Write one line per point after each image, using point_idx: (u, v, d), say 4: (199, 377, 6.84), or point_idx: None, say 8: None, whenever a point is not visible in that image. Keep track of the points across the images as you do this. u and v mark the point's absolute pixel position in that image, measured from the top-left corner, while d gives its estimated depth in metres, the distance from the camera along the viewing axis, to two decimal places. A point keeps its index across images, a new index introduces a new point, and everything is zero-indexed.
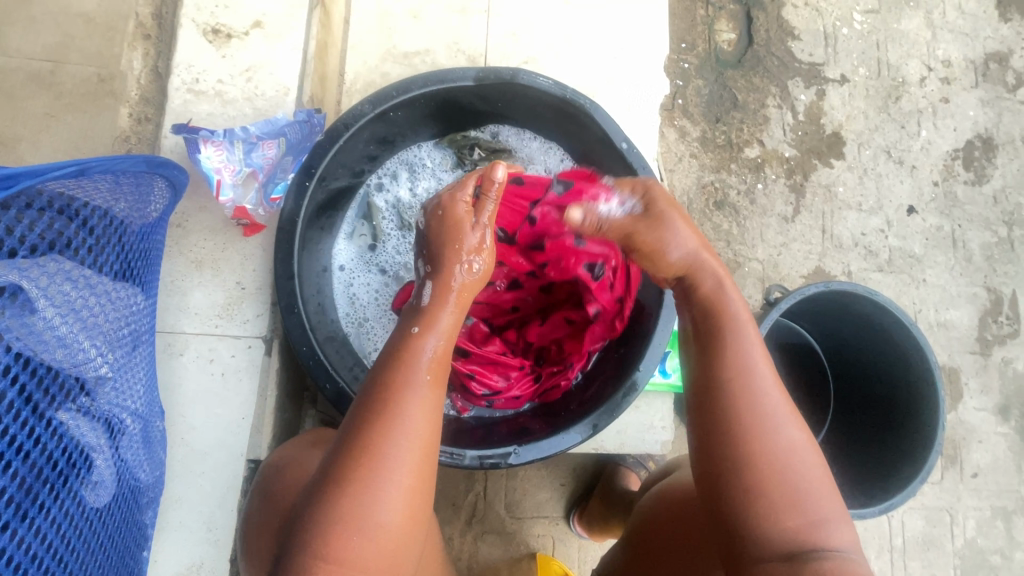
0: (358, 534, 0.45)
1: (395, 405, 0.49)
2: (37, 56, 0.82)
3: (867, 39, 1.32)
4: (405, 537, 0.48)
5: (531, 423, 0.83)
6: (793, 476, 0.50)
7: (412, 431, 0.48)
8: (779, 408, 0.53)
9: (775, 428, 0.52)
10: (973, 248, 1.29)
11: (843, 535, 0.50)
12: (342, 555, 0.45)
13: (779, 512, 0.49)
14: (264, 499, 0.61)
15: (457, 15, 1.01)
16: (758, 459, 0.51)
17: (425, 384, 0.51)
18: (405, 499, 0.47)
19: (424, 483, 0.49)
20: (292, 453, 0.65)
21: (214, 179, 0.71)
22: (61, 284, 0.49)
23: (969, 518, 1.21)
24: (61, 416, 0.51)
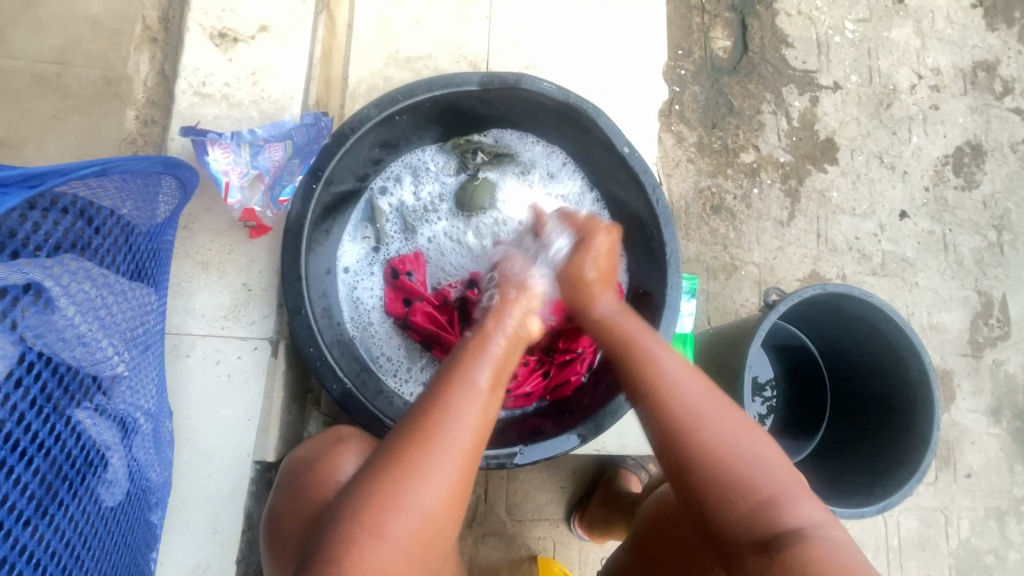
0: (402, 514, 0.49)
1: (453, 404, 0.53)
2: (44, 58, 0.82)
3: (859, 47, 1.34)
4: (440, 524, 0.51)
5: (541, 423, 0.85)
6: (731, 457, 0.56)
7: (463, 435, 0.52)
8: (701, 406, 0.58)
9: (703, 421, 0.57)
10: (964, 252, 1.32)
11: (806, 510, 0.54)
12: (379, 533, 0.48)
13: (735, 498, 0.54)
14: (295, 493, 0.61)
15: (458, 21, 1.02)
16: (707, 455, 0.56)
17: (484, 390, 0.55)
18: (447, 490, 0.51)
19: (466, 482, 0.52)
20: (316, 448, 0.65)
21: (222, 181, 0.71)
22: (82, 283, 0.50)
23: (963, 518, 1.23)
24: (80, 414, 0.52)
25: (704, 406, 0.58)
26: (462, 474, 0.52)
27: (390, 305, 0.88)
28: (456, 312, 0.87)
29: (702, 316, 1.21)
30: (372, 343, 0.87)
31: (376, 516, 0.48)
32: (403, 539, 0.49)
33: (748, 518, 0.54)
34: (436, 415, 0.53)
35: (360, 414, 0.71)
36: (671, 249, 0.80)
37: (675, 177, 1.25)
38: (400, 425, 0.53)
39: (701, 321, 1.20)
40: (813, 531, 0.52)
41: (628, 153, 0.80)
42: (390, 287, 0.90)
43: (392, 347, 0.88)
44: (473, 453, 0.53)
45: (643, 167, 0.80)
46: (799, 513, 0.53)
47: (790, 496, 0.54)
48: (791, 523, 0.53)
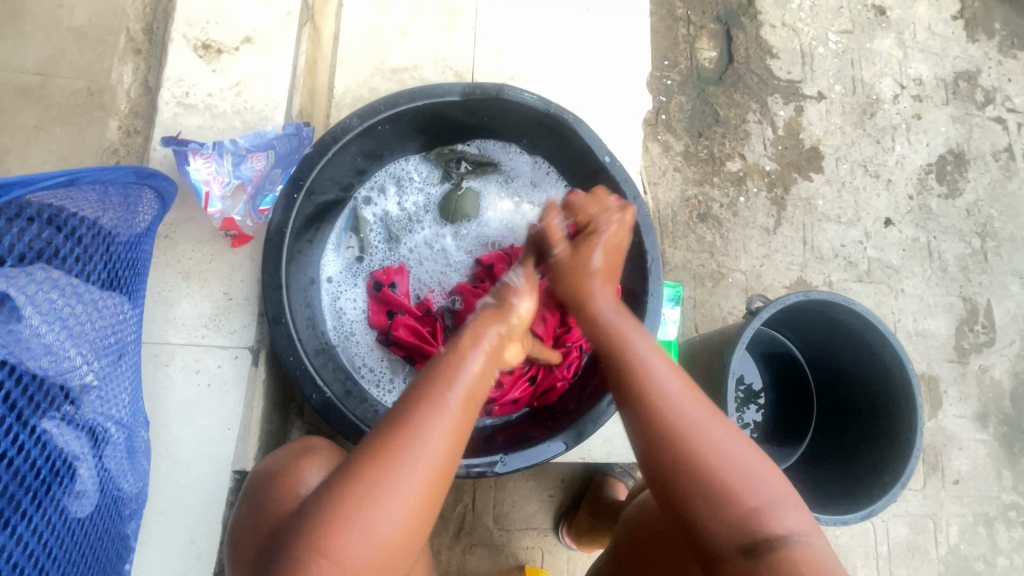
0: (357, 540, 0.48)
1: (413, 420, 0.52)
2: (27, 69, 0.82)
3: (842, 58, 1.37)
4: (400, 547, 0.50)
5: (524, 431, 0.85)
6: (724, 463, 0.53)
7: (428, 451, 0.51)
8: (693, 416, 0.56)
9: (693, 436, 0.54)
10: (948, 259, 1.33)
11: (795, 520, 0.52)
12: (337, 558, 0.47)
13: (723, 510, 0.52)
14: (254, 512, 0.59)
15: (444, 32, 1.03)
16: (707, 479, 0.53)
17: (455, 413, 0.53)
18: (406, 517, 0.49)
19: (426, 505, 0.51)
20: (282, 461, 0.64)
21: (202, 191, 0.72)
22: (49, 292, 0.50)
23: (952, 524, 1.23)
24: (45, 424, 0.51)
25: (702, 427, 0.55)
26: (425, 504, 0.50)
27: (373, 317, 0.88)
28: (438, 323, 0.88)
29: (688, 323, 1.21)
30: (355, 352, 0.88)
31: (330, 541, 0.48)
32: (359, 565, 0.48)
33: (735, 520, 0.52)
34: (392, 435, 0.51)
35: (340, 423, 0.71)
36: (652, 256, 0.81)
37: (662, 186, 1.26)
38: (360, 452, 0.52)
39: (688, 328, 1.21)
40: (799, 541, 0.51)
41: (609, 163, 0.81)
42: (373, 299, 0.89)
43: (374, 357, 0.88)
44: (437, 480, 0.51)
45: (624, 176, 0.81)
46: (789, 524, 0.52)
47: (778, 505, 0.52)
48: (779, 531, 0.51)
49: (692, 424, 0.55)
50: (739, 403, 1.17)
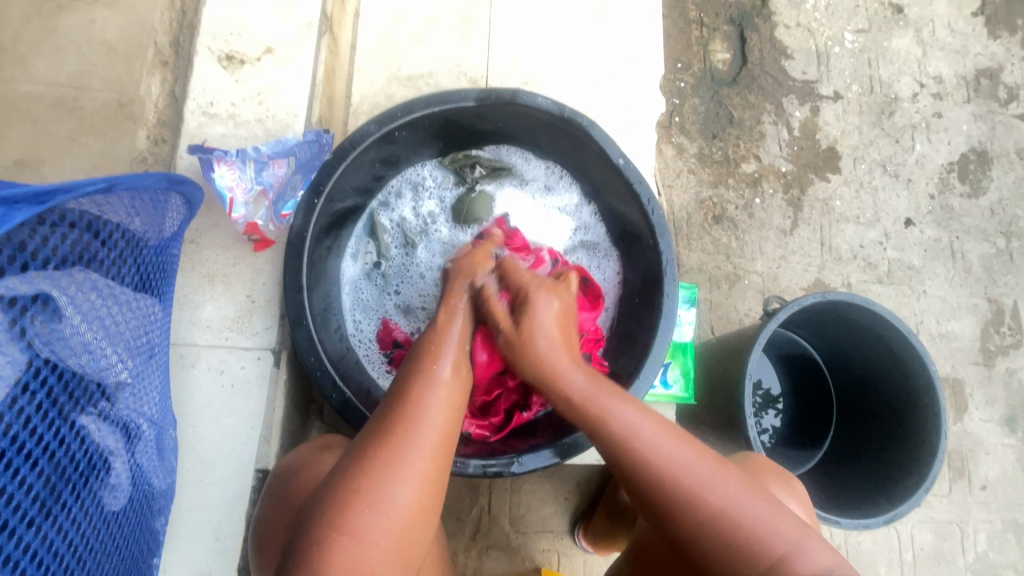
0: (376, 510, 0.50)
1: (419, 395, 0.57)
2: (61, 83, 0.86)
3: (858, 57, 1.36)
4: (417, 522, 0.52)
5: (541, 433, 0.84)
6: (739, 516, 0.55)
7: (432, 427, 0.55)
8: (701, 466, 0.57)
9: (699, 483, 0.56)
10: (972, 260, 1.30)
11: (821, 556, 0.54)
12: (359, 533, 0.49)
13: (742, 557, 0.54)
14: (279, 499, 0.63)
15: (458, 40, 1.05)
16: (706, 521, 0.55)
17: (446, 379, 0.59)
18: (421, 487, 0.52)
19: (438, 474, 0.54)
20: (307, 454, 0.67)
21: (227, 197, 0.74)
22: (88, 294, 0.53)
23: (980, 531, 1.20)
24: (83, 419, 0.54)
25: (695, 466, 0.57)
26: (434, 473, 0.54)
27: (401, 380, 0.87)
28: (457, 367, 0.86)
29: (704, 325, 1.20)
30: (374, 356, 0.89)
31: (354, 515, 0.50)
32: (378, 539, 0.50)
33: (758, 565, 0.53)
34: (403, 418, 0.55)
35: (360, 423, 0.72)
36: (667, 258, 0.81)
37: (676, 188, 1.26)
38: (364, 431, 0.55)
39: (704, 330, 1.20)
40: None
41: (623, 165, 0.82)
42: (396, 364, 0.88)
43: None
44: (441, 451, 0.55)
45: (639, 177, 0.82)
46: (813, 562, 0.53)
47: (797, 548, 0.54)
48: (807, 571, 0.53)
49: (683, 463, 0.57)
50: (757, 408, 1.16)
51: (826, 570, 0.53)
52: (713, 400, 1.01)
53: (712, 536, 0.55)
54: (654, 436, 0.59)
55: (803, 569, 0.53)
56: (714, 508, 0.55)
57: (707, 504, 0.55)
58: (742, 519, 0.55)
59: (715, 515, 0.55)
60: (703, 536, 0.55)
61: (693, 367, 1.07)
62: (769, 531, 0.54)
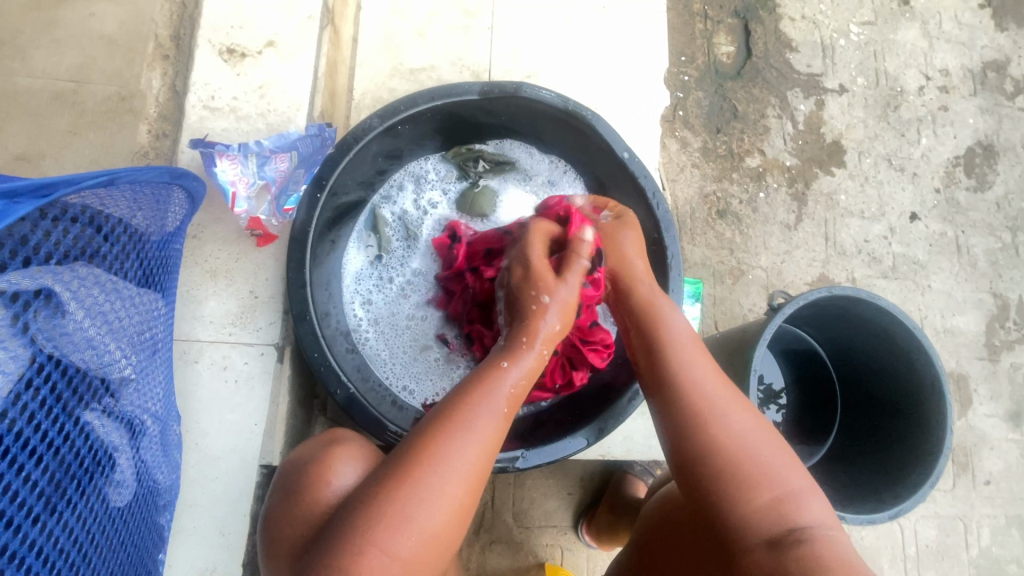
0: (400, 530, 0.49)
1: (468, 417, 0.54)
2: (61, 76, 0.85)
3: (864, 50, 1.34)
4: (446, 538, 0.52)
5: (550, 428, 0.84)
6: (751, 453, 0.56)
7: (475, 448, 0.53)
8: (721, 399, 0.59)
9: (718, 414, 0.58)
10: (978, 254, 1.29)
11: (814, 509, 0.54)
12: (386, 546, 0.49)
13: (748, 493, 0.55)
14: (281, 495, 0.63)
15: (460, 33, 1.04)
16: (720, 447, 0.57)
17: (504, 411, 0.57)
18: (452, 512, 0.52)
19: (468, 500, 0.53)
20: (314, 449, 0.67)
21: (229, 191, 0.74)
22: (91, 289, 0.52)
23: (984, 526, 1.20)
24: (88, 415, 0.54)
25: (724, 395, 0.60)
26: (468, 491, 0.53)
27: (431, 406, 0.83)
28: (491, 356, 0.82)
29: (708, 321, 1.20)
30: (378, 352, 0.88)
31: (380, 530, 0.49)
32: (408, 552, 0.49)
33: (761, 503, 0.54)
34: (444, 432, 0.53)
35: (365, 417, 0.72)
36: (672, 253, 0.80)
37: (680, 182, 1.25)
38: (404, 442, 0.54)
39: (708, 326, 1.20)
40: (823, 533, 0.52)
41: (628, 159, 0.81)
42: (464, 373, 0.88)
43: (405, 374, 0.88)
44: (480, 470, 0.54)
45: (644, 171, 0.81)
46: (808, 511, 0.54)
47: (799, 494, 0.54)
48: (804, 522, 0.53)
49: (713, 395, 0.60)
50: (760, 404, 1.15)
51: (818, 524, 0.53)
52: None
53: (724, 470, 0.56)
54: (692, 363, 0.62)
55: (797, 517, 0.53)
56: (728, 434, 0.57)
57: (720, 440, 0.57)
58: (752, 455, 0.56)
59: (731, 444, 0.57)
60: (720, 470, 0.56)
61: None
62: (773, 472, 0.55)
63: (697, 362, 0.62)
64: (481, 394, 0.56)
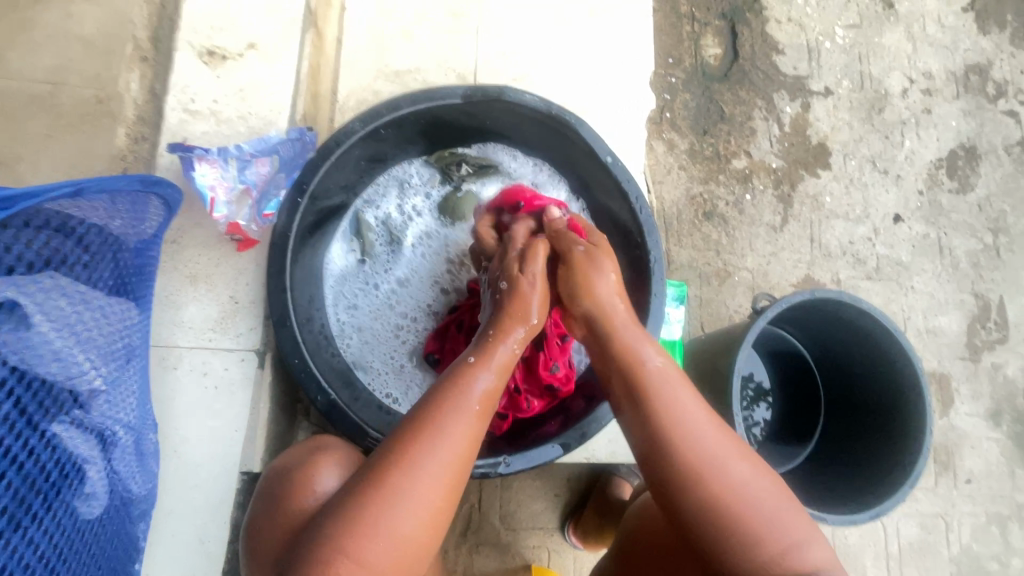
0: (374, 537, 0.50)
1: (438, 429, 0.55)
2: (37, 78, 0.84)
3: (849, 53, 1.35)
4: (418, 550, 0.52)
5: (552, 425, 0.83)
6: (756, 509, 0.55)
7: (444, 458, 0.54)
8: (724, 450, 0.58)
9: (721, 469, 0.57)
10: (960, 256, 1.31)
11: (818, 554, 0.55)
12: (359, 559, 0.49)
13: (754, 547, 0.54)
14: (268, 503, 0.62)
15: (446, 35, 1.04)
16: (718, 503, 0.56)
17: (468, 413, 0.57)
18: (425, 521, 0.52)
19: (446, 507, 0.54)
20: (298, 457, 0.67)
21: (208, 196, 0.73)
22: (57, 300, 0.51)
23: (965, 524, 1.22)
24: (55, 428, 0.53)
25: (724, 446, 0.58)
26: (442, 499, 0.53)
27: None
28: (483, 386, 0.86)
29: (695, 322, 1.21)
30: (363, 357, 0.88)
31: (353, 542, 0.50)
32: (380, 565, 0.50)
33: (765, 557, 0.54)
34: (412, 446, 0.53)
35: (345, 423, 0.72)
36: (655, 257, 0.81)
37: (667, 184, 1.25)
38: (378, 450, 0.54)
39: (694, 327, 1.20)
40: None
41: (611, 163, 0.81)
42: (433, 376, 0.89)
43: (390, 382, 0.88)
44: (454, 480, 0.54)
45: (626, 176, 0.81)
46: (810, 558, 0.55)
47: (802, 543, 0.55)
48: (804, 567, 0.54)
49: (708, 448, 0.58)
50: (748, 402, 1.16)
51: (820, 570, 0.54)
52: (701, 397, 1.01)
53: (721, 524, 0.55)
54: (686, 406, 0.60)
55: (802, 564, 0.54)
56: (728, 491, 0.56)
57: (723, 497, 0.56)
58: (757, 508, 0.55)
59: (734, 504, 0.55)
60: (710, 522, 0.55)
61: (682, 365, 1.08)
62: (777, 524, 0.55)
63: (690, 405, 0.60)
64: (441, 403, 0.57)
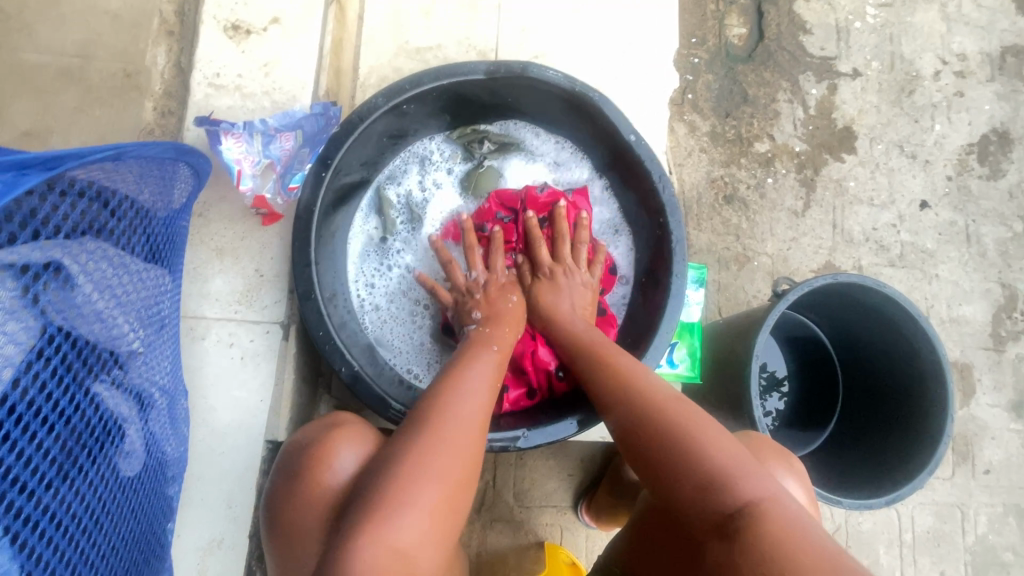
0: (413, 479, 0.52)
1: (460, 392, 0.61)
2: (67, 52, 0.85)
3: (880, 32, 1.31)
4: (453, 501, 0.53)
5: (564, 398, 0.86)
6: (700, 435, 0.56)
7: (467, 412, 0.59)
8: (669, 397, 0.61)
9: (662, 405, 0.60)
10: (988, 244, 1.28)
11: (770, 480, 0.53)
12: (399, 499, 0.51)
13: (702, 470, 0.54)
14: (290, 475, 0.64)
15: (467, 11, 1.03)
16: (668, 437, 0.57)
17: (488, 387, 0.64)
18: (454, 465, 0.55)
19: (472, 460, 0.56)
20: (316, 431, 0.68)
21: (235, 169, 0.74)
22: (99, 263, 0.53)
23: (981, 514, 1.21)
24: (98, 387, 0.55)
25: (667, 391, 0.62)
26: (470, 450, 0.56)
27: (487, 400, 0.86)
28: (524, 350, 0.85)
29: (712, 306, 1.20)
30: (384, 334, 0.89)
31: (393, 486, 0.52)
32: (418, 509, 0.51)
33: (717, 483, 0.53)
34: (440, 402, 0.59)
35: (367, 397, 0.73)
36: (676, 238, 0.80)
37: (687, 166, 1.24)
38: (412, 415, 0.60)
39: (712, 311, 1.19)
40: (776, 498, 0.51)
41: (634, 141, 0.81)
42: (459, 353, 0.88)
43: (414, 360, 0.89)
44: (477, 438, 0.58)
45: (649, 154, 0.81)
46: (763, 482, 0.52)
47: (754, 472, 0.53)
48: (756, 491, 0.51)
49: (655, 391, 0.62)
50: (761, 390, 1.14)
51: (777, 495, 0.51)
52: (718, 380, 1.01)
53: (674, 453, 0.56)
54: (632, 365, 0.67)
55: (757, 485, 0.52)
56: (679, 425, 0.57)
57: (675, 433, 0.57)
58: (703, 443, 0.55)
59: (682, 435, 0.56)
60: (678, 462, 0.55)
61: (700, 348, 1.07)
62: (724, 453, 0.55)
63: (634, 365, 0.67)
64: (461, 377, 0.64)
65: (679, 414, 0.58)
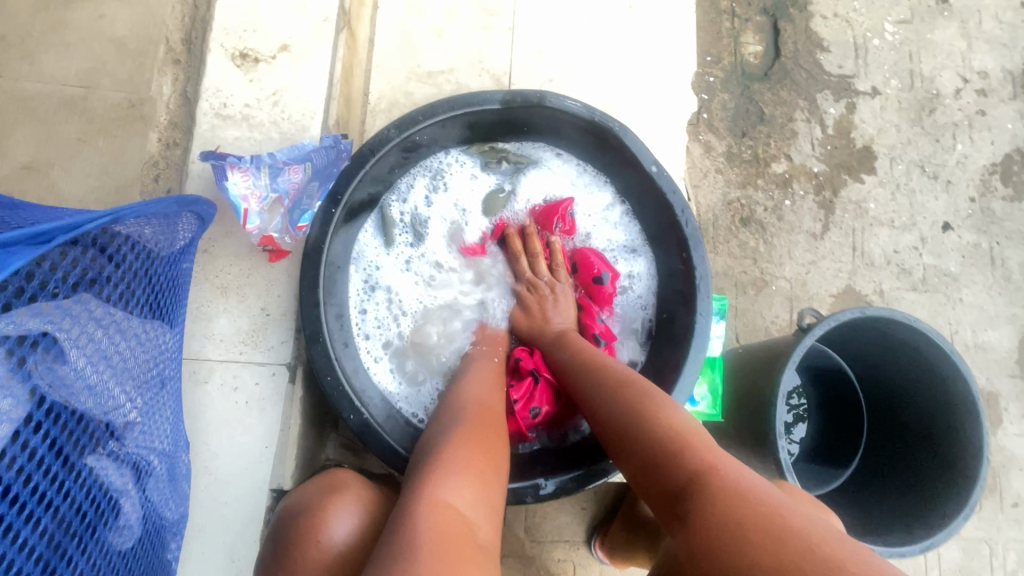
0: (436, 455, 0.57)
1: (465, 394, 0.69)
2: (70, 81, 0.83)
3: (899, 50, 1.28)
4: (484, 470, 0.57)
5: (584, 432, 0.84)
6: (655, 406, 0.59)
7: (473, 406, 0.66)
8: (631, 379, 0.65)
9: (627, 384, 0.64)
10: (1013, 267, 1.24)
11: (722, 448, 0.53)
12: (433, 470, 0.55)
13: (659, 436, 0.55)
14: (284, 544, 0.61)
15: (479, 32, 1.00)
16: (633, 414, 0.59)
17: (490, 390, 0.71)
18: (471, 441, 0.59)
19: (491, 442, 0.61)
20: (312, 493, 0.65)
21: (241, 208, 0.71)
22: (91, 332, 0.50)
23: (1011, 550, 1.15)
24: (90, 464, 0.51)
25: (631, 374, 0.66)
26: (482, 433, 0.62)
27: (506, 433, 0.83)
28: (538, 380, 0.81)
29: (730, 334, 1.16)
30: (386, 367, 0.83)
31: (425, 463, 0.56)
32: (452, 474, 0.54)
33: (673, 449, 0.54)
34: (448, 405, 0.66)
35: (379, 447, 0.71)
36: (701, 273, 0.78)
37: (703, 188, 1.20)
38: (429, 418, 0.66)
39: (730, 339, 1.16)
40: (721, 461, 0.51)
41: (656, 172, 0.80)
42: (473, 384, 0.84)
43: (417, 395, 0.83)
44: (487, 424, 0.63)
45: (670, 186, 0.80)
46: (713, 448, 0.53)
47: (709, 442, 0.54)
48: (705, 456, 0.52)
49: (620, 374, 0.66)
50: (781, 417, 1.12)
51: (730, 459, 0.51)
52: (739, 416, 0.97)
53: (637, 427, 0.58)
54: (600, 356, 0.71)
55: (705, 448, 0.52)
56: (639, 401, 0.60)
57: (639, 406, 0.60)
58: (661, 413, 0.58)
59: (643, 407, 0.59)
60: (636, 432, 0.58)
61: (722, 384, 1.04)
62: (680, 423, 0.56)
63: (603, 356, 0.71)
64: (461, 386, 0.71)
65: (638, 392, 0.62)
